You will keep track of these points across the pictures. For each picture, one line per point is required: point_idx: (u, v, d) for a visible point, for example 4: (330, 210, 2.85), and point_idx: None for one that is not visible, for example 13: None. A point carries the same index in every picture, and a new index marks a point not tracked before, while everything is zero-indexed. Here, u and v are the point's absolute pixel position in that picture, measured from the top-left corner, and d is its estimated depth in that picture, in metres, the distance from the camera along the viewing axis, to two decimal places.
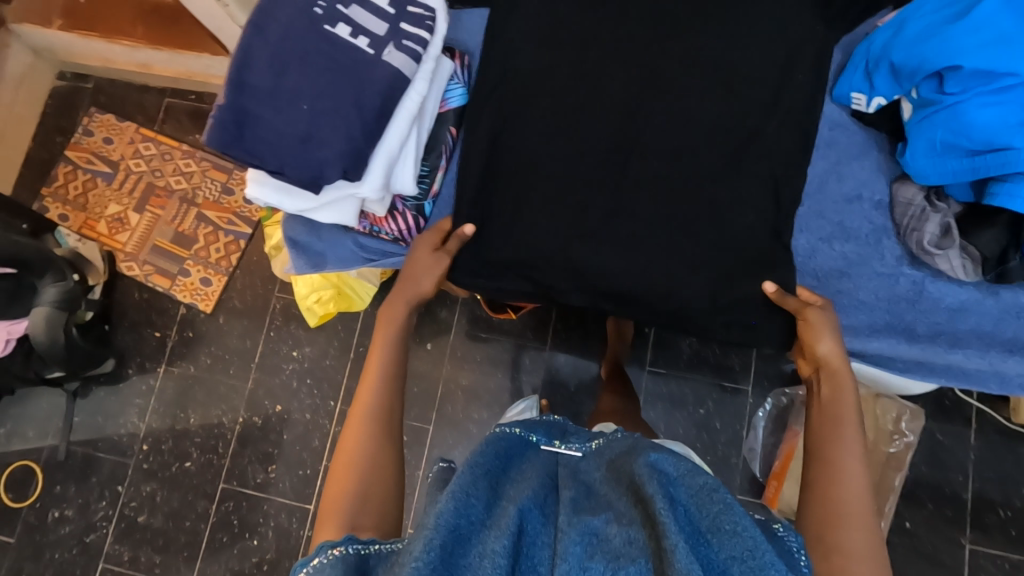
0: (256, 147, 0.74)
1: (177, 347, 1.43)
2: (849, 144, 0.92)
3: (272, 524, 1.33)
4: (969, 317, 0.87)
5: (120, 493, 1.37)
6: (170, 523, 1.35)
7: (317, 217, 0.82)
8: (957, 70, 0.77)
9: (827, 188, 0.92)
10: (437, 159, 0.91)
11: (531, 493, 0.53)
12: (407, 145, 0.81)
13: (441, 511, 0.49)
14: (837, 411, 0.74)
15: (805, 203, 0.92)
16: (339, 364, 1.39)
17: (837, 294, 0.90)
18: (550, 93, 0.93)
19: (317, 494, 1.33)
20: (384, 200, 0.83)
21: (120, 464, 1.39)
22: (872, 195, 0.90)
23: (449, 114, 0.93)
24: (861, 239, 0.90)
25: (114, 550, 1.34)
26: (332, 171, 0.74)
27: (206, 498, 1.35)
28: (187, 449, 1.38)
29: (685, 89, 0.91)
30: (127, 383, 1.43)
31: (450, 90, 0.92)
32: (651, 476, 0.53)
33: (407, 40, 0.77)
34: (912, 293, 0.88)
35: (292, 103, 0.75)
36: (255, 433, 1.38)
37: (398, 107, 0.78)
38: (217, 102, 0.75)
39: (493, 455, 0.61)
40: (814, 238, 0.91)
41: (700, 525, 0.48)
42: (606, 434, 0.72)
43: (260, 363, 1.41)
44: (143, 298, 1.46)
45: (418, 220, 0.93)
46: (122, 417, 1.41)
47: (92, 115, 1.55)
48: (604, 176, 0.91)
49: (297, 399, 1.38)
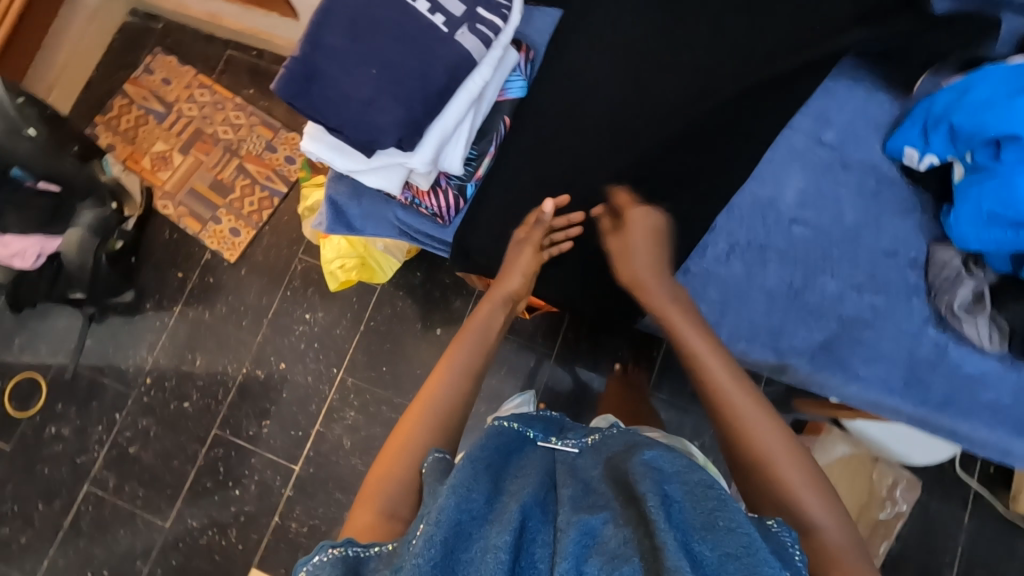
0: (321, 103, 0.76)
1: (196, 291, 1.47)
2: (894, 198, 0.92)
3: (256, 479, 1.34)
4: (988, 390, 0.86)
5: (116, 421, 1.40)
6: (160, 459, 1.37)
7: (364, 179, 0.84)
8: (1016, 140, 0.77)
9: (863, 239, 0.91)
10: (485, 146, 0.91)
11: (531, 495, 0.53)
12: (462, 126, 0.82)
13: (444, 505, 0.50)
14: (744, 427, 0.67)
15: (839, 247, 0.91)
16: (348, 335, 1.41)
17: (856, 345, 0.89)
18: (602, 105, 0.94)
19: (305, 457, 1.35)
20: (429, 175, 0.85)
21: (122, 394, 1.42)
22: (908, 252, 0.90)
23: (505, 104, 0.93)
24: (885, 289, 0.89)
25: (101, 475, 1.37)
26: (387, 138, 0.76)
27: (198, 442, 1.38)
28: (188, 390, 1.41)
29: (738, 121, 0.92)
30: (142, 316, 1.47)
31: (511, 81, 0.92)
32: (645, 475, 0.54)
33: (481, 25, 0.79)
34: (933, 355, 0.87)
35: (361, 67, 0.77)
36: (256, 387, 1.40)
37: (461, 88, 0.80)
38: (291, 54, 0.77)
39: (491, 451, 0.61)
40: (843, 283, 0.90)
41: (694, 522, 0.48)
42: (604, 432, 0.72)
43: (272, 320, 1.43)
44: (173, 238, 1.50)
45: (458, 200, 0.93)
46: (133, 349, 1.45)
47: (155, 55, 1.60)
48: (643, 191, 0.91)
49: (302, 361, 1.41)
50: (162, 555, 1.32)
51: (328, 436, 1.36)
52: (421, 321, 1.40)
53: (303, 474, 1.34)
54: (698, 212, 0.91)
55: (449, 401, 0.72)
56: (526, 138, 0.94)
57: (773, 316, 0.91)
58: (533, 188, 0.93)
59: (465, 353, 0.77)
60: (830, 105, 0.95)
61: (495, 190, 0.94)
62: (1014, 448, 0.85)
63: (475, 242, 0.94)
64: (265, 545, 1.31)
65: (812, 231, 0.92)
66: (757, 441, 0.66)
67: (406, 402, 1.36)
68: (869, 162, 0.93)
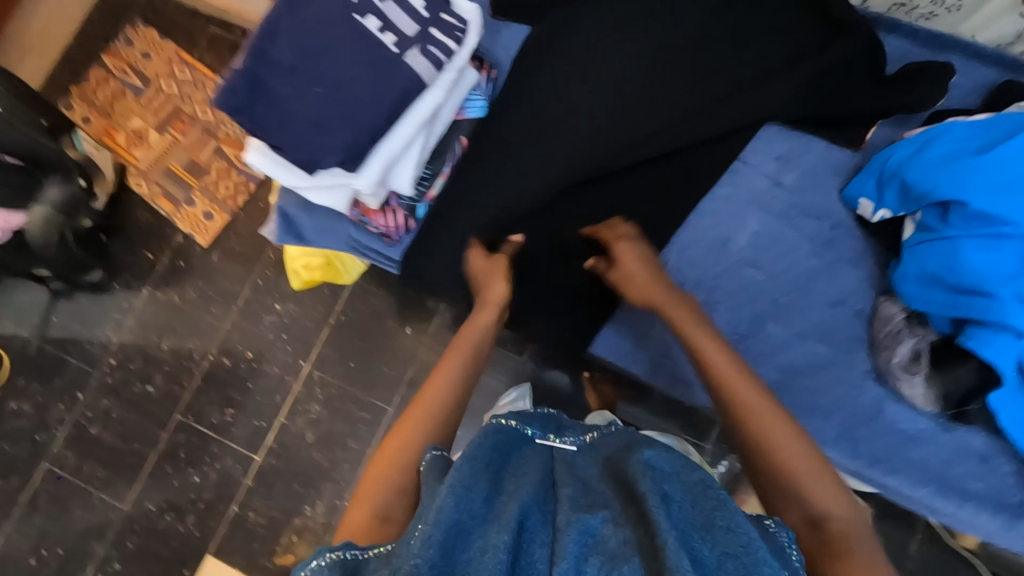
0: (264, 119, 0.76)
1: (166, 273, 1.45)
2: (846, 252, 0.97)
3: (217, 466, 1.34)
4: (920, 448, 0.91)
5: (78, 400, 1.39)
6: (121, 441, 1.37)
7: (311, 195, 0.83)
8: (963, 206, 0.81)
9: (815, 288, 0.96)
10: (440, 167, 0.92)
11: (531, 494, 0.53)
12: (412, 147, 0.81)
13: (442, 506, 0.50)
14: (761, 424, 0.70)
15: (787, 293, 0.96)
16: (318, 328, 1.40)
17: (799, 392, 0.93)
18: (575, 123, 0.94)
19: (268, 448, 1.34)
20: (379, 195, 0.84)
21: (85, 373, 1.40)
22: (854, 303, 0.95)
23: (464, 122, 0.93)
24: (825, 336, 0.94)
25: (61, 453, 1.36)
26: (330, 159, 0.75)
27: (160, 426, 1.37)
28: (153, 374, 1.40)
29: (703, 152, 0.96)
30: (110, 296, 1.45)
31: (471, 101, 0.93)
32: (645, 474, 0.56)
33: (432, 47, 0.77)
34: (871, 407, 0.92)
35: (308, 85, 0.76)
36: (222, 375, 1.39)
37: (410, 110, 0.78)
38: (233, 66, 0.76)
39: (490, 451, 0.62)
40: (792, 331, 0.95)
41: (694, 521, 0.50)
42: (598, 430, 0.76)
43: (242, 308, 1.42)
44: (145, 218, 1.47)
45: (409, 220, 0.94)
46: (99, 328, 1.43)
47: (136, 27, 1.55)
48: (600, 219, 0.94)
49: (270, 351, 1.39)
50: (119, 537, 1.32)
51: (291, 428, 1.35)
52: (392, 318, 1.39)
53: (264, 464, 1.34)
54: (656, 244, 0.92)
55: (444, 409, 0.72)
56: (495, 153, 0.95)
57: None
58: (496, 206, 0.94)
59: (462, 361, 0.78)
60: (785, 148, 0.98)
61: (454, 209, 0.95)
62: (938, 504, 0.89)
63: (432, 265, 0.95)
64: (223, 532, 1.31)
65: (764, 276, 0.96)
66: (774, 437, 0.69)
67: (371, 399, 1.36)
68: (826, 210, 0.98)
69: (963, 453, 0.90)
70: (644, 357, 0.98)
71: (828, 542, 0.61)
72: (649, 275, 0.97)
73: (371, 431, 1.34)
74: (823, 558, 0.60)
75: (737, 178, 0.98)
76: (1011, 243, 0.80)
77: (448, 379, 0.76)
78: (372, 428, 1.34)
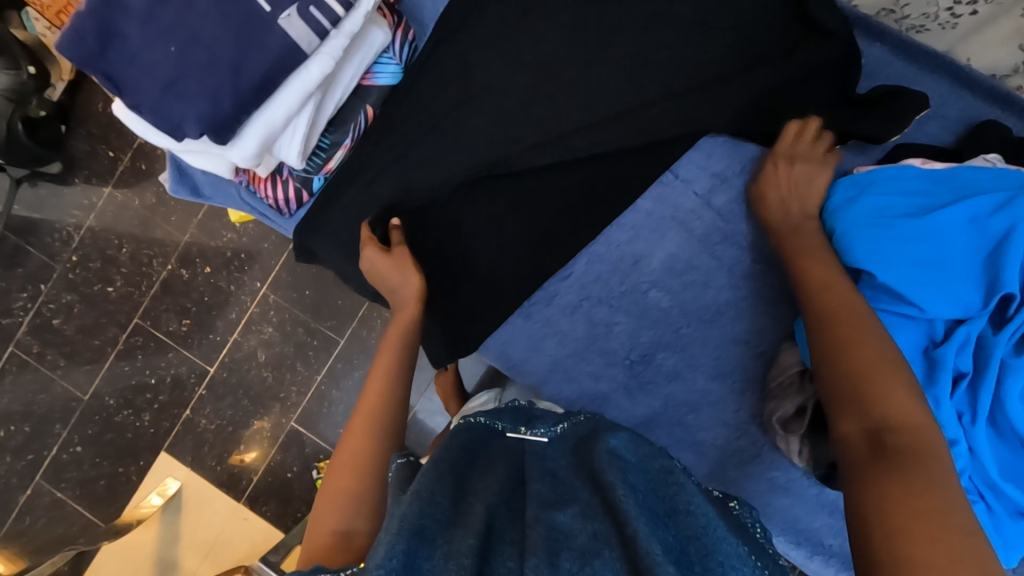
0: (118, 74, 0.66)
1: (127, 174, 1.41)
2: (760, 287, 0.76)
3: (173, 372, 1.40)
4: (787, 498, 0.77)
5: (41, 292, 1.41)
6: (81, 336, 1.41)
7: (189, 159, 0.74)
8: (872, 278, 0.66)
9: (716, 324, 0.77)
10: (340, 137, 0.79)
11: (493, 500, 0.53)
12: (298, 118, 0.70)
13: (407, 515, 0.48)
14: (840, 331, 0.61)
15: (690, 325, 0.77)
16: (275, 252, 1.38)
17: (675, 427, 0.79)
18: (530, 74, 0.77)
19: (221, 362, 1.39)
20: (267, 163, 0.74)
21: (46, 265, 1.42)
22: (757, 344, 0.75)
23: (372, 90, 0.80)
24: (726, 384, 0.76)
25: (25, 339, 1.41)
26: (190, 130, 0.66)
27: (118, 327, 1.41)
28: (113, 275, 1.41)
29: (651, 159, 0.77)
30: (70, 190, 1.42)
31: (381, 64, 0.79)
32: (610, 463, 0.57)
33: (314, 8, 0.66)
34: (749, 454, 0.77)
35: (164, 38, 0.65)
36: (179, 285, 1.40)
37: (290, 78, 0.67)
38: (81, 7, 0.65)
39: (455, 458, 0.62)
40: (682, 361, 0.78)
41: (660, 509, 0.51)
42: (571, 419, 0.75)
43: (201, 221, 1.40)
44: (106, 112, 1.41)
45: (301, 194, 0.83)
46: (60, 222, 1.42)
47: None
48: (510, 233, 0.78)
49: (227, 269, 1.39)
50: (79, 424, 1.41)
51: (244, 346, 1.39)
52: None
53: (216, 376, 1.39)
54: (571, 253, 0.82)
55: (388, 408, 0.72)
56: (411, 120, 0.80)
57: (604, 381, 0.80)
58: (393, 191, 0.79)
59: (396, 354, 0.75)
60: (724, 162, 0.78)
61: (352, 188, 0.81)
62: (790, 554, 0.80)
63: (317, 245, 0.84)
64: (175, 432, 1.39)
65: (671, 304, 0.77)
66: (856, 342, 0.59)
67: (322, 328, 1.37)
68: (750, 236, 0.77)
69: (831, 506, 0.77)
70: (530, 359, 0.82)
71: (888, 453, 0.52)
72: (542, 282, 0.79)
73: (321, 360, 1.37)
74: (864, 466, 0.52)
75: (665, 192, 0.78)
76: (904, 329, 0.64)
77: (387, 379, 0.74)
78: (322, 357, 1.37)
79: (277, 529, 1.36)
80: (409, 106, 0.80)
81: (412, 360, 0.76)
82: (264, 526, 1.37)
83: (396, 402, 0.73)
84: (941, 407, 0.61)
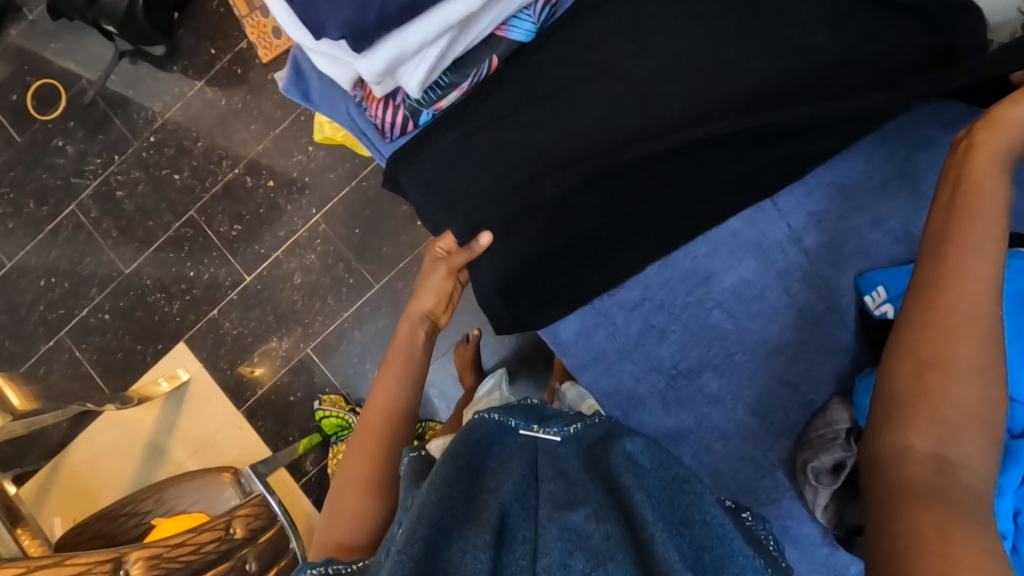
0: None
1: (222, 74, 1.45)
2: (828, 336, 0.75)
3: (211, 271, 1.44)
4: (792, 550, 0.76)
5: (114, 162, 1.47)
6: (139, 214, 1.46)
7: (314, 59, 0.74)
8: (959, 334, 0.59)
9: (772, 359, 0.76)
10: (460, 79, 0.77)
11: (510, 494, 0.54)
12: (431, 48, 0.69)
13: (427, 505, 0.51)
14: (960, 335, 0.49)
15: (745, 354, 0.77)
16: (338, 184, 1.41)
17: (699, 448, 0.79)
18: (652, 77, 0.77)
19: (259, 274, 1.42)
20: (384, 85, 0.73)
21: (126, 139, 1.47)
22: (809, 393, 0.75)
23: (501, 42, 0.78)
24: (762, 422, 0.76)
25: (87, 202, 1.47)
26: (332, 32, 0.63)
27: (173, 215, 1.45)
28: (182, 165, 1.46)
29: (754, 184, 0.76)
30: (166, 75, 1.47)
31: (517, 18, 0.76)
32: (627, 468, 0.57)
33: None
34: (767, 496, 0.76)
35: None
36: (240, 191, 1.44)
37: (438, 7, 0.65)
38: None
39: (469, 450, 0.64)
40: (726, 386, 0.78)
41: (674, 516, 0.51)
42: (584, 420, 0.74)
43: (278, 137, 1.43)
44: (218, 12, 1.46)
45: (407, 123, 0.82)
46: (149, 102, 1.47)
47: None
48: (583, 220, 0.79)
49: (288, 188, 1.42)
50: (114, 294, 1.46)
51: (284, 265, 1.42)
52: (406, 204, 1.39)
53: (250, 286, 1.43)
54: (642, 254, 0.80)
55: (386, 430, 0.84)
56: (524, 84, 0.79)
57: (641, 383, 0.82)
58: (490, 150, 0.80)
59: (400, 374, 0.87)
60: (827, 202, 0.76)
61: (451, 135, 0.81)
62: None
63: (404, 172, 0.84)
64: (198, 327, 1.44)
65: (731, 329, 0.78)
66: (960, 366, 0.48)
67: (361, 269, 1.40)
68: (829, 283, 0.75)
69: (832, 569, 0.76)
70: (588, 337, 0.83)
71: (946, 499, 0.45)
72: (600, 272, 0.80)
73: (352, 300, 1.40)
74: (919, 497, 0.46)
75: (758, 217, 0.77)
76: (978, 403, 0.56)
77: (391, 402, 0.86)
78: (354, 297, 1.40)
79: (267, 447, 1.40)
80: (525, 74, 0.79)
81: (415, 378, 0.88)
82: (256, 440, 1.41)
83: (396, 416, 0.85)
84: (1001, 498, 0.53)
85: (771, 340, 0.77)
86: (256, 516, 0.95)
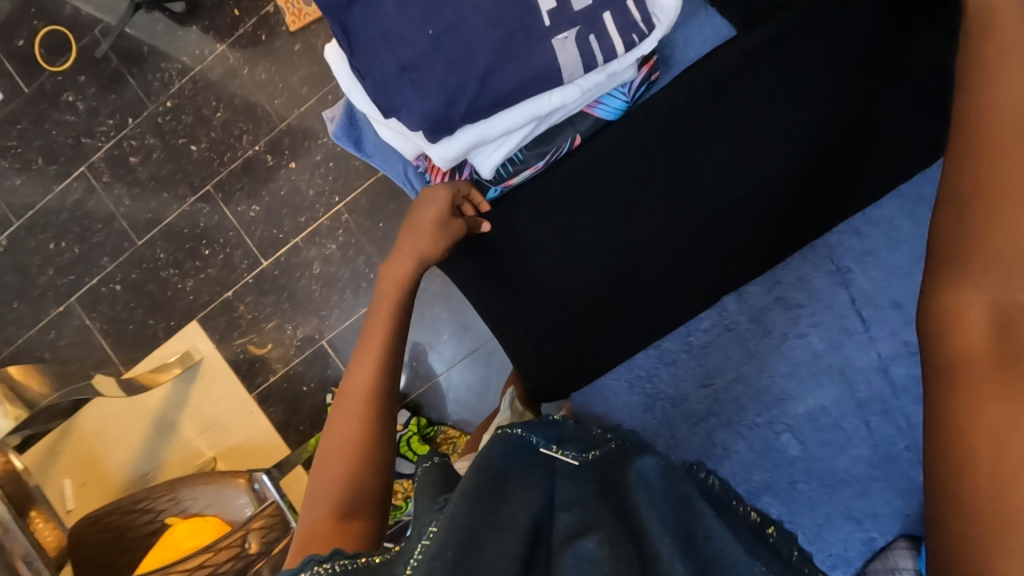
0: (356, 31, 0.62)
1: (244, 39, 1.35)
2: (903, 475, 0.71)
3: (227, 251, 1.39)
4: None
5: (127, 125, 1.39)
6: (153, 183, 1.39)
7: (381, 133, 0.72)
8: None
9: (837, 488, 0.73)
10: (534, 157, 0.74)
11: (533, 513, 0.45)
12: (514, 136, 0.69)
13: (455, 514, 0.43)
14: None
15: (810, 482, 0.73)
16: (364, 173, 1.34)
17: None
18: None
19: (276, 259, 1.37)
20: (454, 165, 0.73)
21: (140, 101, 1.38)
22: (870, 529, 0.72)
23: (587, 119, 0.74)
24: (818, 555, 0.73)
25: (98, 165, 1.40)
26: (409, 120, 0.62)
27: (189, 188, 1.39)
28: (200, 135, 1.37)
29: (828, 300, 0.75)
30: (185, 34, 1.36)
31: (609, 96, 0.72)
32: (638, 483, 0.47)
33: (593, 37, 0.63)
34: None
35: (422, 16, 0.60)
36: (260, 169, 1.36)
37: (531, 100, 0.65)
38: None
39: (496, 463, 0.53)
40: (784, 511, 0.73)
41: (680, 529, 0.42)
42: (603, 446, 0.63)
43: (302, 116, 1.34)
44: None
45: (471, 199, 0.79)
46: (165, 62, 1.37)
47: None
48: (643, 305, 0.83)
49: (310, 172, 1.35)
50: (126, 265, 1.41)
51: (303, 253, 1.37)
52: None
53: (267, 271, 1.38)
54: (711, 356, 0.79)
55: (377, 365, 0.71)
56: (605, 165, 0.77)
57: None
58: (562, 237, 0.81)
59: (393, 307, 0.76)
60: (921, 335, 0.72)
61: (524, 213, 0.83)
62: None
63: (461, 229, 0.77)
64: (212, 308, 1.40)
65: (800, 455, 0.74)
66: None
67: (382, 265, 1.35)
68: (911, 421, 0.71)
69: None
70: (646, 416, 0.82)
71: None
72: (668, 376, 0.82)
73: (372, 294, 1.36)
74: None
75: (844, 343, 0.74)
76: None
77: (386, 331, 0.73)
78: (375, 292, 1.36)
79: (283, 445, 1.40)
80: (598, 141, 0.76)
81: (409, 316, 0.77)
82: (265, 425, 1.40)
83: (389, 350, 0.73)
84: None
85: (840, 470, 0.73)
86: (270, 528, 0.95)
